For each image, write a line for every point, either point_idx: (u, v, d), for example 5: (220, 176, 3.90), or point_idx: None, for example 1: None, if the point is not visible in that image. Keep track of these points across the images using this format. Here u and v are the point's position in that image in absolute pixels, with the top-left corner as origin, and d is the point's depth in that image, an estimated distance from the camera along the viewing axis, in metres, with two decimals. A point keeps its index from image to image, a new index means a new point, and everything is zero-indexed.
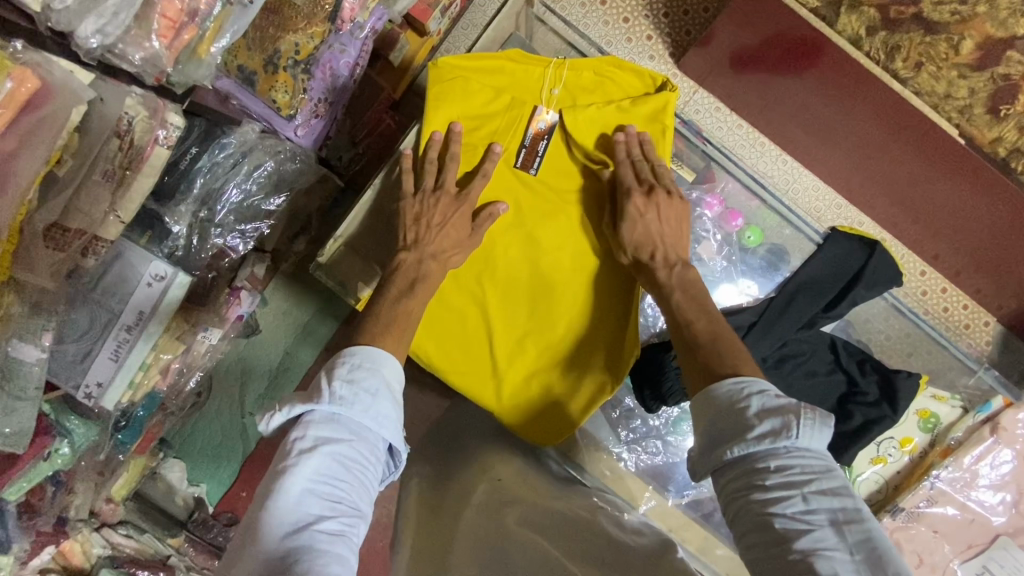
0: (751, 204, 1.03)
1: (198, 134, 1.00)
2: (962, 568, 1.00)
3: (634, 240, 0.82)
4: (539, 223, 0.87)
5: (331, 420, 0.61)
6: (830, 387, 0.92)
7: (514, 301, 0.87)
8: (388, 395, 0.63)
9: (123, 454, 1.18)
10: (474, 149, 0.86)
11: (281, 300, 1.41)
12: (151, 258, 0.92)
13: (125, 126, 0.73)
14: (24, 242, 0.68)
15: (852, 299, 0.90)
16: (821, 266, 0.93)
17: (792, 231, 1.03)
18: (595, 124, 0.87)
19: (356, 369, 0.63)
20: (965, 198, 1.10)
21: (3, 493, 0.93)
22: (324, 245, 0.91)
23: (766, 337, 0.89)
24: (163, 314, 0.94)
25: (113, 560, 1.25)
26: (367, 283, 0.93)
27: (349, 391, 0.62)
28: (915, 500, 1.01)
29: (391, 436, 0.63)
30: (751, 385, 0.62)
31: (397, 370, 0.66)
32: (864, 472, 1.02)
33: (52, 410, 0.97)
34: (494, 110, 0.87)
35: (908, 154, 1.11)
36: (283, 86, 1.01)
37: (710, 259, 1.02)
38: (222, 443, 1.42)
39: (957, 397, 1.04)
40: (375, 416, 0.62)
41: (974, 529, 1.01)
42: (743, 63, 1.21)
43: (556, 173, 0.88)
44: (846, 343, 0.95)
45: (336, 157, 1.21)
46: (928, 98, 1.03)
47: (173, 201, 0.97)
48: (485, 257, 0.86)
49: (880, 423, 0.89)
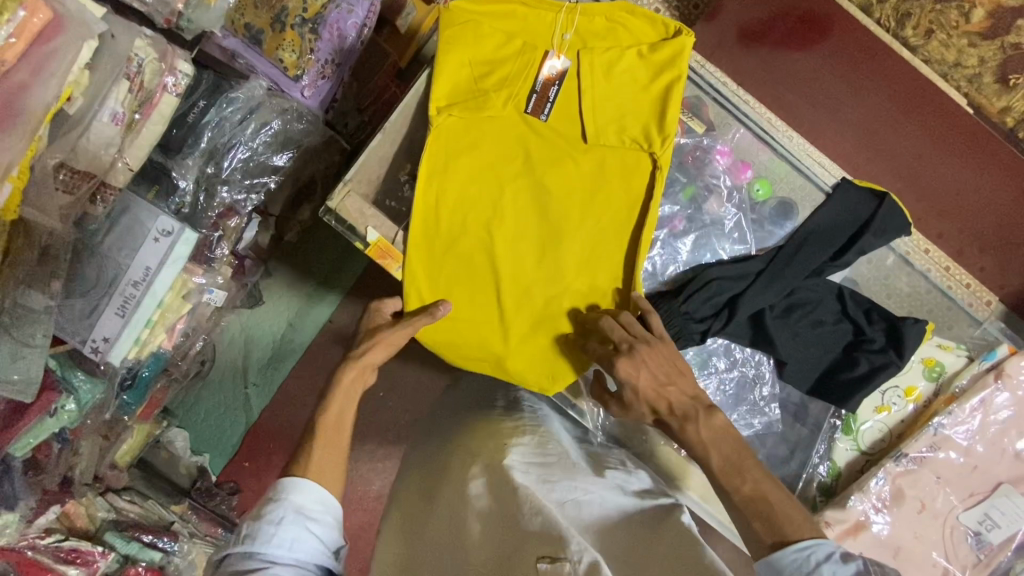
0: (762, 154, 0.96)
1: (207, 87, 0.99)
2: (963, 518, 0.89)
3: (653, 394, 0.79)
4: (548, 173, 0.87)
5: (246, 556, 0.60)
6: (835, 336, 0.92)
7: (523, 250, 0.88)
8: (296, 518, 0.62)
9: (128, 416, 1.19)
10: (483, 94, 0.86)
11: (286, 271, 1.44)
12: (157, 213, 0.92)
13: (134, 67, 0.73)
14: (36, 180, 0.67)
15: (861, 247, 0.88)
16: (831, 214, 0.90)
17: (800, 177, 0.95)
18: (609, 73, 0.86)
19: (265, 502, 0.64)
20: (948, 167, 1.28)
21: (11, 448, 0.93)
22: (335, 187, 0.81)
23: (771, 286, 0.88)
24: (172, 268, 0.93)
25: (117, 523, 1.20)
26: (376, 227, 0.83)
27: (257, 523, 0.62)
28: (917, 446, 0.90)
29: (313, 558, 0.62)
30: (816, 551, 0.63)
31: (312, 490, 0.65)
32: (866, 421, 0.96)
33: (58, 364, 0.97)
34: (504, 55, 0.86)
35: (908, 125, 1.28)
36: (291, 44, 1.04)
37: (720, 211, 0.95)
38: (224, 417, 1.48)
39: (962, 346, 0.98)
40: (288, 540, 0.61)
41: (977, 476, 0.90)
42: (754, 37, 1.28)
43: (566, 120, 0.88)
44: (853, 292, 0.93)
45: (342, 123, 1.22)
46: (939, 65, 1.21)
47: (180, 154, 0.97)
48: (494, 205, 0.87)
49: (886, 369, 0.89)
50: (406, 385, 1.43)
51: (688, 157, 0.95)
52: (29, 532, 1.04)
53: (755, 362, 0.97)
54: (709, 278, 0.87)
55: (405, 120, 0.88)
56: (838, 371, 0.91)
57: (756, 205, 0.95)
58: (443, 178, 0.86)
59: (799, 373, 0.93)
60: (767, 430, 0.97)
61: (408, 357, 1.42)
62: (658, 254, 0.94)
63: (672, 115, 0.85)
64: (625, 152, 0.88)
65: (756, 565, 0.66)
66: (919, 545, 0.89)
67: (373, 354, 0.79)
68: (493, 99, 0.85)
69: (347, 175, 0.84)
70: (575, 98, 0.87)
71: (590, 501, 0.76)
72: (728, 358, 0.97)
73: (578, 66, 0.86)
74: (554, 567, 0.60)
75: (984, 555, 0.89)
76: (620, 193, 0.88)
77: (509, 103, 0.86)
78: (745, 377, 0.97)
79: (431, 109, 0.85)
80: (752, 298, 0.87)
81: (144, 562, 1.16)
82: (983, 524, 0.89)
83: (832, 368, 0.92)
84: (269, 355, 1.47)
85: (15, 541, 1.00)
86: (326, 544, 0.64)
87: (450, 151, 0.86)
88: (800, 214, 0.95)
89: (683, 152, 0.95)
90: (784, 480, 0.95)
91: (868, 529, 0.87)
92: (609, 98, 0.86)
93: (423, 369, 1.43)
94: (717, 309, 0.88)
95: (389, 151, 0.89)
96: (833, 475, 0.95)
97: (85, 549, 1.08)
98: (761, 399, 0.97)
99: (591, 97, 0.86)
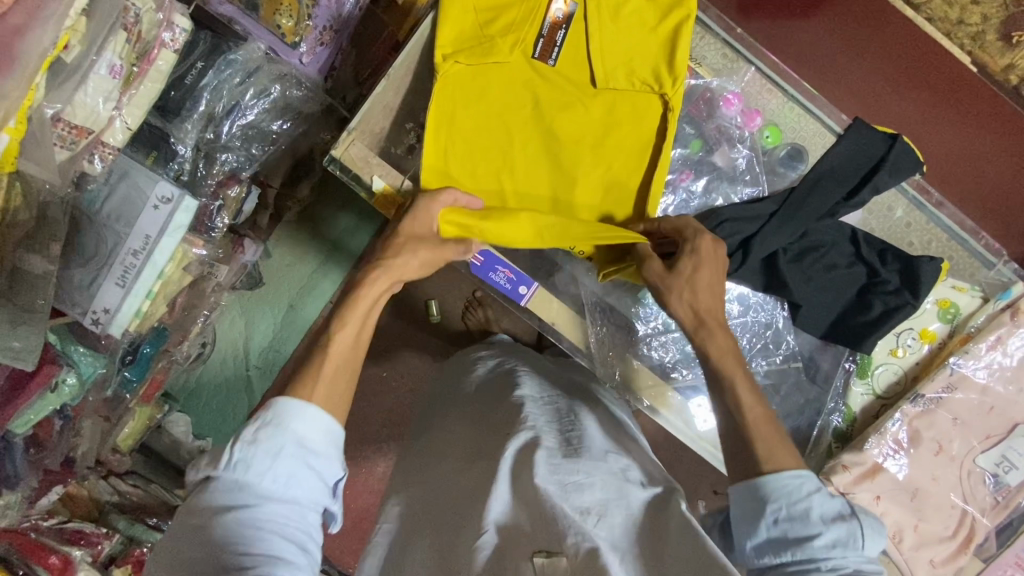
0: (771, 101, 0.96)
1: (204, 49, 0.97)
2: (980, 460, 0.89)
3: (708, 287, 0.76)
4: (559, 118, 0.89)
5: (237, 487, 0.56)
6: (850, 279, 0.92)
7: (533, 192, 0.90)
8: (293, 454, 0.57)
9: (131, 395, 1.13)
10: (490, 40, 0.86)
11: (287, 248, 1.42)
12: (157, 179, 0.88)
13: (132, 17, 0.72)
14: (34, 131, 0.66)
15: (875, 184, 0.86)
16: (844, 153, 0.88)
17: (810, 121, 0.95)
18: (615, 16, 0.87)
19: (261, 430, 0.57)
20: (955, 132, 1.28)
21: (11, 426, 0.86)
22: (340, 136, 0.84)
23: (786, 225, 0.87)
24: (172, 239, 0.89)
25: (121, 506, 1.18)
26: (381, 176, 0.85)
27: (249, 453, 0.56)
28: (934, 387, 0.90)
29: (310, 493, 0.58)
30: (808, 481, 0.61)
31: (313, 417, 0.59)
32: (880, 364, 0.96)
33: (58, 338, 0.91)
34: (508, 1, 0.87)
35: (912, 89, 1.28)
36: (288, 10, 1.02)
37: (730, 163, 0.95)
38: (226, 400, 1.44)
39: (976, 286, 0.96)
40: (279, 477, 0.56)
41: (993, 418, 0.90)
42: (754, 6, 1.29)
43: (574, 63, 0.88)
44: (867, 234, 0.92)
45: (341, 97, 1.18)
46: (943, 23, 1.23)
47: (179, 117, 0.95)
48: (503, 151, 0.89)
49: (901, 310, 0.89)
50: (410, 361, 1.42)
51: (695, 106, 0.95)
52: (32, 514, 1.03)
53: (769, 308, 0.98)
54: (720, 220, 0.87)
55: (408, 71, 0.89)
56: (852, 315, 0.91)
57: (766, 153, 0.95)
58: (452, 125, 0.88)
59: (812, 319, 0.93)
60: (785, 378, 0.99)
61: (415, 333, 1.42)
62: (670, 201, 0.95)
63: (684, 51, 0.85)
64: (634, 96, 0.89)
65: (734, 488, 0.65)
66: (937, 486, 0.89)
67: (394, 267, 0.74)
68: (499, 44, 0.86)
69: (352, 125, 0.86)
70: (583, 40, 0.88)
71: (591, 484, 0.66)
72: (741, 304, 0.99)
73: (586, 9, 0.86)
74: (550, 562, 0.60)
75: (1003, 497, 0.89)
76: (631, 136, 0.89)
77: (516, 49, 0.87)
78: (760, 324, 0.99)
79: (437, 55, 0.86)
80: (765, 238, 0.87)
81: (150, 544, 1.11)
82: (1000, 466, 0.89)
83: (845, 312, 0.92)
84: (272, 337, 1.44)
85: (17, 521, 0.99)
86: (325, 478, 0.59)
87: (457, 99, 0.88)
88: (811, 158, 0.94)
89: (687, 103, 0.95)
90: (801, 432, 0.98)
91: (885, 472, 0.88)
92: (616, 42, 0.87)
93: (428, 348, 1.42)
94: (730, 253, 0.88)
95: (394, 101, 0.90)
96: (848, 421, 0.97)
97: (88, 530, 1.05)
98: (775, 344, 0.99)
99: (599, 39, 0.86)
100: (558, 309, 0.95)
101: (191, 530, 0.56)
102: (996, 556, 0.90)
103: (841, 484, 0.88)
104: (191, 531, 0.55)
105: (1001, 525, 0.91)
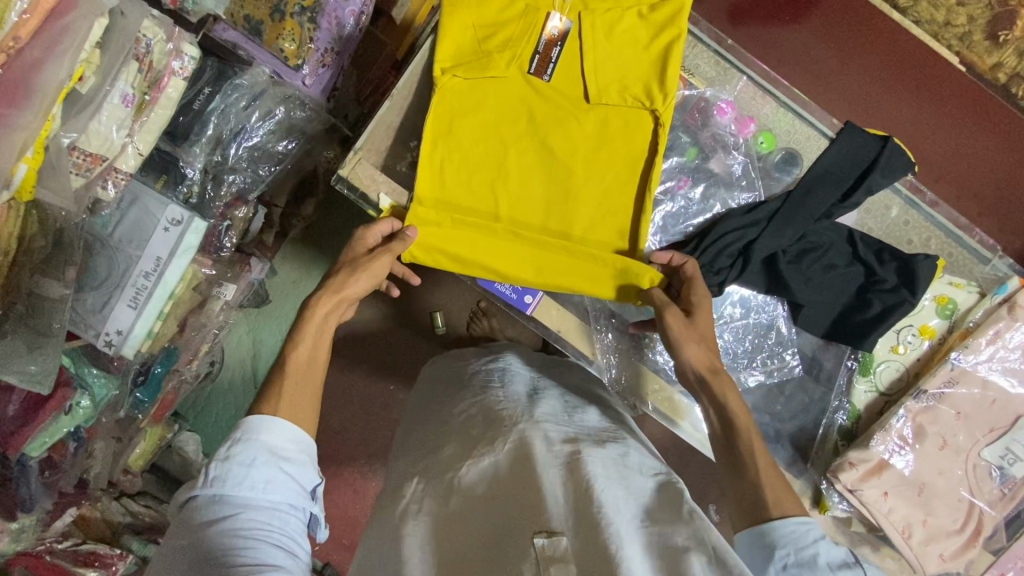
0: (763, 108, 0.98)
1: (211, 75, 1.00)
2: (985, 454, 0.90)
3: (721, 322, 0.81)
4: (552, 135, 0.91)
5: (214, 502, 0.58)
6: (847, 279, 0.93)
7: (529, 201, 0.92)
8: (266, 462, 0.60)
9: (143, 415, 1.13)
10: (487, 55, 0.89)
11: (293, 267, 1.44)
12: (167, 202, 0.91)
13: (143, 47, 0.75)
14: (50, 162, 0.69)
15: (869, 185, 0.88)
16: (837, 157, 0.90)
17: (803, 125, 0.98)
18: (610, 34, 0.90)
19: (232, 445, 0.60)
20: (949, 130, 1.31)
21: (26, 448, 0.87)
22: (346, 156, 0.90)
23: (786, 227, 0.89)
24: (183, 258, 0.91)
25: (134, 526, 1.18)
26: (388, 192, 0.90)
27: (221, 469, 0.59)
28: (935, 382, 0.91)
29: (289, 498, 0.60)
30: (814, 530, 0.64)
31: (283, 428, 0.62)
32: (882, 362, 0.97)
33: (71, 359, 0.91)
34: (506, 18, 0.90)
35: (906, 86, 1.30)
36: (291, 34, 1.03)
37: (727, 168, 0.97)
38: (236, 417, 1.46)
39: (973, 282, 0.97)
40: (254, 485, 0.58)
41: (996, 410, 0.90)
42: (743, 13, 1.33)
43: (568, 79, 0.91)
44: (863, 234, 0.94)
45: (342, 116, 1.19)
46: (931, 26, 1.25)
47: (188, 141, 0.99)
48: (499, 164, 0.91)
49: (900, 308, 0.90)
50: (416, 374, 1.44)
51: (690, 116, 0.98)
52: (46, 536, 1.04)
53: (770, 308, 0.99)
54: (722, 229, 0.89)
55: (409, 89, 0.94)
56: (852, 314, 0.93)
57: (761, 158, 0.97)
58: (448, 137, 0.91)
59: (812, 318, 0.95)
60: (787, 379, 1.01)
61: (421, 346, 1.43)
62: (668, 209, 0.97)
63: (675, 68, 0.88)
64: (629, 110, 0.91)
65: (741, 534, 0.67)
66: (944, 480, 0.90)
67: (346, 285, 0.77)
68: (496, 60, 0.89)
69: (357, 145, 0.91)
70: (578, 57, 0.90)
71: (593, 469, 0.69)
72: (743, 306, 0.99)
73: (580, 27, 0.89)
74: (552, 542, 0.57)
75: (1009, 489, 0.90)
76: (623, 152, 0.91)
77: (512, 65, 0.89)
78: (761, 326, 0.99)
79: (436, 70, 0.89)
80: (764, 244, 0.89)
81: None
82: (1005, 458, 0.90)
83: (846, 312, 0.94)
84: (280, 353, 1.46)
85: (32, 545, 1.00)
86: (301, 482, 0.62)
87: (453, 112, 0.91)
88: (805, 162, 0.96)
89: (682, 111, 0.98)
90: (805, 432, 1.00)
91: (892, 468, 0.89)
92: (611, 58, 0.90)
93: None
94: (733, 258, 0.90)
95: (396, 119, 0.94)
96: (853, 419, 0.97)
97: (103, 551, 1.05)
98: (777, 344, 0.99)
99: (593, 57, 0.89)
100: (559, 316, 0.99)
101: (179, 551, 0.57)
102: (1006, 548, 0.92)
103: (848, 482, 0.89)
104: (179, 551, 0.56)
105: (1011, 517, 0.92)
